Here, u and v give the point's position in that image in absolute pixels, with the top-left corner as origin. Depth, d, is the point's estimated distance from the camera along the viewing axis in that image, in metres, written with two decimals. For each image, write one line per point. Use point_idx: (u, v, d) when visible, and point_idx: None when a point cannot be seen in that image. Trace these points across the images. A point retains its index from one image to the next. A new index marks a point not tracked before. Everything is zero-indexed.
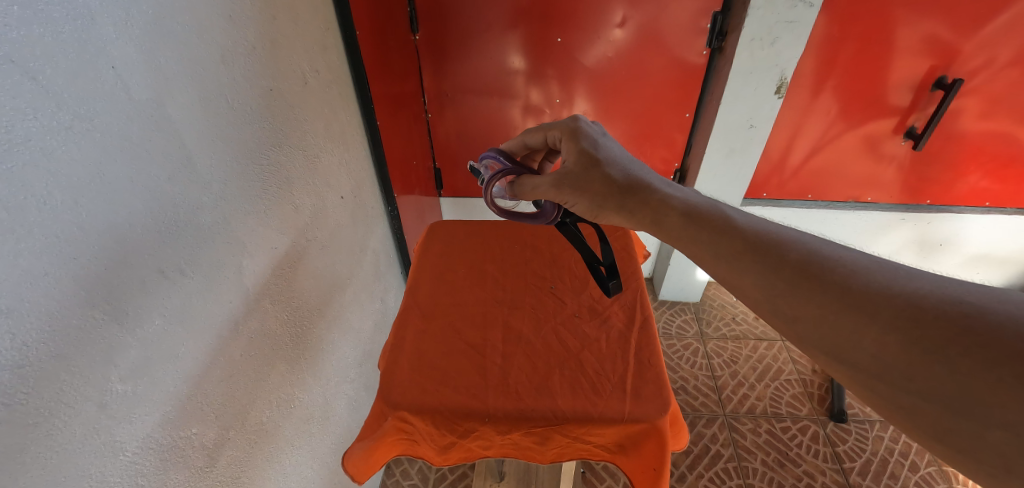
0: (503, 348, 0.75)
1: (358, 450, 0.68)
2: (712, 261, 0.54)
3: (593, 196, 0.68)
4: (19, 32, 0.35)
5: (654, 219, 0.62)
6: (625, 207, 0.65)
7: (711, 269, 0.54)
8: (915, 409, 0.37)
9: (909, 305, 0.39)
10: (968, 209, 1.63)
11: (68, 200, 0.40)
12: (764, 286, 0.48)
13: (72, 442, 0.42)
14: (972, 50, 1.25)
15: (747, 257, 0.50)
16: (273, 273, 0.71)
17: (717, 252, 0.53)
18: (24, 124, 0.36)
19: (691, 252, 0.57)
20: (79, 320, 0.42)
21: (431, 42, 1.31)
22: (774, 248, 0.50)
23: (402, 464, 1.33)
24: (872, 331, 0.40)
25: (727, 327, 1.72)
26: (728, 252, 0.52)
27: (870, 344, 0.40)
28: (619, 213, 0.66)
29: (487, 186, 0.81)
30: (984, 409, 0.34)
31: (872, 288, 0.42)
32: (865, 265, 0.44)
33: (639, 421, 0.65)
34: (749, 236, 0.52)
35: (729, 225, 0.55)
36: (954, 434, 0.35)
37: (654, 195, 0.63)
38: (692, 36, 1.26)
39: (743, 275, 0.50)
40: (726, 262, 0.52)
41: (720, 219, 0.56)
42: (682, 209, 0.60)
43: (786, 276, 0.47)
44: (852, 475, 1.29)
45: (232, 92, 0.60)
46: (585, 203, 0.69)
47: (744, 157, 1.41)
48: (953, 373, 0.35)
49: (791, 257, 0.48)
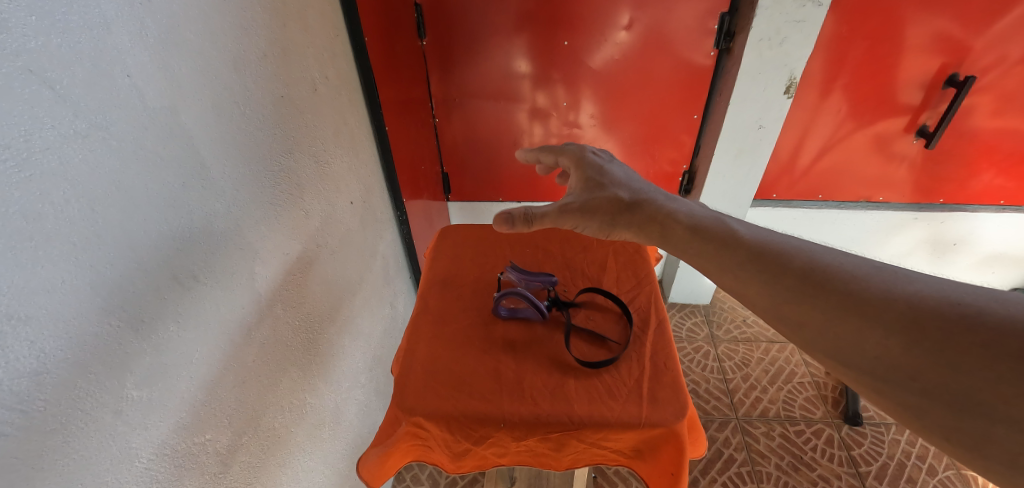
0: (516, 353, 0.74)
1: (373, 456, 0.67)
2: (716, 272, 0.53)
3: (600, 216, 0.67)
4: (37, 41, 0.36)
5: (661, 232, 0.61)
6: (633, 222, 0.64)
7: (717, 278, 0.53)
8: (921, 408, 0.36)
9: (908, 308, 0.38)
10: (982, 207, 1.60)
11: (84, 207, 0.40)
12: (768, 295, 0.47)
13: (89, 449, 0.42)
14: (983, 47, 1.23)
15: (751, 268, 0.49)
16: (284, 280, 0.71)
17: (723, 264, 0.52)
18: (42, 133, 0.36)
19: (698, 265, 0.56)
20: (97, 328, 0.42)
21: (438, 47, 1.32)
22: (778, 257, 0.49)
23: (412, 469, 1.32)
24: (876, 333, 0.39)
25: (738, 330, 1.71)
26: (733, 263, 0.51)
27: (872, 347, 0.39)
28: (627, 230, 0.65)
29: (496, 303, 0.79)
30: (989, 406, 0.33)
31: (871, 291, 0.41)
32: (864, 269, 0.43)
33: (657, 426, 0.64)
34: (755, 247, 0.51)
35: (736, 236, 0.53)
36: (959, 431, 0.34)
37: (660, 209, 0.63)
38: (699, 37, 1.26)
39: (749, 285, 0.49)
40: (730, 271, 0.51)
41: (727, 229, 0.55)
42: (688, 222, 0.59)
43: (789, 285, 0.46)
44: (868, 479, 1.27)
45: (244, 99, 0.60)
46: (593, 224, 0.67)
47: (754, 157, 1.39)
48: (957, 370, 0.34)
49: (794, 265, 0.47)
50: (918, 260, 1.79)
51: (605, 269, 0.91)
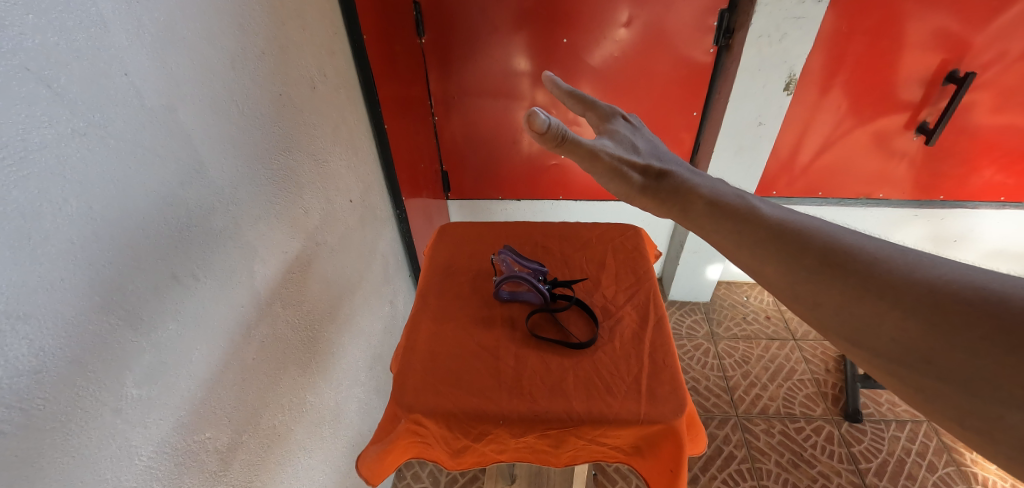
0: (515, 350, 0.74)
1: (372, 454, 0.67)
2: (733, 249, 0.49)
3: (629, 178, 0.62)
4: (34, 40, 0.36)
5: (681, 207, 0.57)
6: (657, 193, 0.60)
7: (731, 257, 0.49)
8: (934, 391, 0.33)
9: (931, 292, 0.35)
10: (982, 204, 1.60)
11: (83, 206, 0.40)
12: (785, 273, 0.43)
13: (89, 447, 0.42)
14: (983, 44, 1.23)
15: (769, 246, 0.46)
16: (283, 278, 0.72)
17: (739, 241, 0.48)
18: (39, 131, 0.36)
19: (715, 241, 0.52)
20: (95, 326, 0.42)
21: (437, 45, 1.32)
22: (797, 236, 0.45)
23: (413, 467, 1.33)
24: (893, 315, 0.36)
25: (738, 327, 1.71)
26: (751, 240, 0.48)
27: (889, 328, 0.36)
28: (649, 200, 0.61)
29: (496, 286, 0.82)
30: (1007, 393, 0.30)
31: (892, 274, 0.38)
32: (888, 251, 0.40)
33: (656, 423, 0.64)
34: (773, 225, 0.47)
35: (752, 215, 0.50)
36: (971, 416, 0.31)
37: (683, 183, 0.59)
38: (699, 34, 1.25)
39: (765, 263, 0.46)
40: (747, 249, 0.48)
41: (741, 207, 0.52)
42: (709, 197, 0.55)
43: (807, 264, 0.42)
44: (868, 475, 1.26)
45: (243, 98, 0.60)
46: (620, 183, 0.63)
47: (754, 154, 1.39)
48: (972, 356, 0.32)
49: (814, 244, 0.43)
50: None
51: (603, 266, 0.91)
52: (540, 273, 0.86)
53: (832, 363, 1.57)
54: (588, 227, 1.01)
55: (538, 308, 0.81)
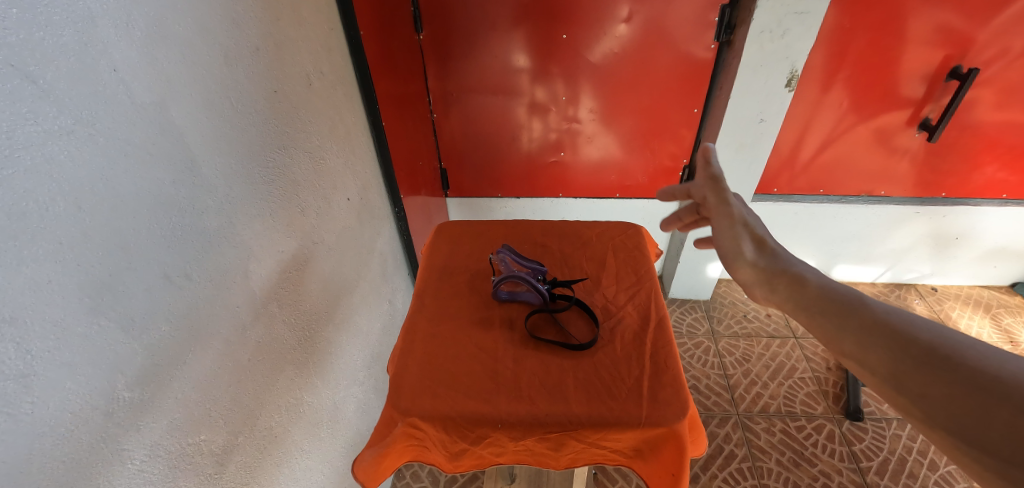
0: (513, 351, 0.73)
1: (368, 458, 0.67)
2: (838, 338, 0.47)
3: (748, 253, 0.60)
4: (18, 35, 0.34)
5: (789, 291, 0.54)
6: (771, 276, 0.57)
7: (835, 347, 0.47)
8: None
9: None
10: (984, 201, 1.59)
11: (71, 205, 0.39)
12: (889, 364, 0.42)
13: (79, 451, 0.41)
14: (985, 40, 1.22)
15: (877, 337, 0.44)
16: (279, 278, 0.71)
17: (845, 332, 0.46)
18: (24, 129, 0.35)
19: (822, 331, 0.48)
20: (85, 328, 0.41)
21: (435, 41, 1.30)
22: (905, 328, 0.43)
23: (412, 467, 1.32)
24: (1005, 411, 0.34)
25: (739, 325, 1.70)
26: (861, 331, 0.45)
27: (1002, 424, 0.34)
28: (760, 279, 0.58)
29: (495, 286, 0.81)
30: None
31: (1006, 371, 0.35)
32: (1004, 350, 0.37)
33: (658, 426, 0.64)
34: (880, 317, 0.45)
35: (857, 308, 0.47)
36: None
37: (792, 268, 0.56)
38: (700, 30, 1.24)
39: (867, 352, 0.44)
40: (850, 337, 0.45)
41: (843, 298, 0.49)
42: (819, 286, 0.52)
43: (916, 356, 0.41)
44: (869, 474, 1.26)
45: (236, 94, 0.59)
46: (739, 256, 0.60)
47: (755, 151, 1.36)
48: None
49: (924, 338, 0.41)
50: (921, 254, 1.77)
51: (604, 265, 0.90)
52: (540, 271, 0.85)
53: (833, 361, 1.57)
54: (588, 226, 1.00)
55: (537, 308, 0.80)
